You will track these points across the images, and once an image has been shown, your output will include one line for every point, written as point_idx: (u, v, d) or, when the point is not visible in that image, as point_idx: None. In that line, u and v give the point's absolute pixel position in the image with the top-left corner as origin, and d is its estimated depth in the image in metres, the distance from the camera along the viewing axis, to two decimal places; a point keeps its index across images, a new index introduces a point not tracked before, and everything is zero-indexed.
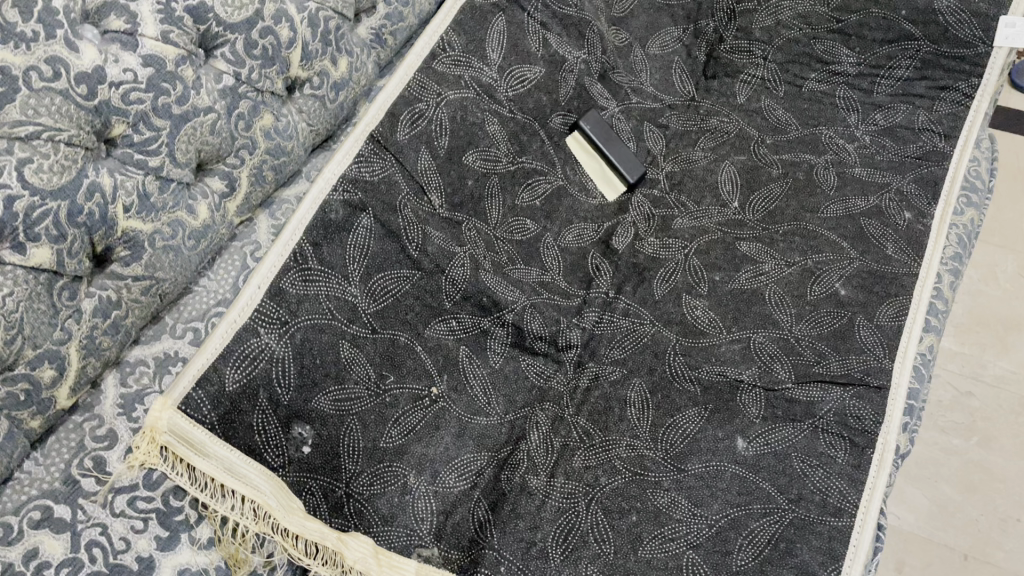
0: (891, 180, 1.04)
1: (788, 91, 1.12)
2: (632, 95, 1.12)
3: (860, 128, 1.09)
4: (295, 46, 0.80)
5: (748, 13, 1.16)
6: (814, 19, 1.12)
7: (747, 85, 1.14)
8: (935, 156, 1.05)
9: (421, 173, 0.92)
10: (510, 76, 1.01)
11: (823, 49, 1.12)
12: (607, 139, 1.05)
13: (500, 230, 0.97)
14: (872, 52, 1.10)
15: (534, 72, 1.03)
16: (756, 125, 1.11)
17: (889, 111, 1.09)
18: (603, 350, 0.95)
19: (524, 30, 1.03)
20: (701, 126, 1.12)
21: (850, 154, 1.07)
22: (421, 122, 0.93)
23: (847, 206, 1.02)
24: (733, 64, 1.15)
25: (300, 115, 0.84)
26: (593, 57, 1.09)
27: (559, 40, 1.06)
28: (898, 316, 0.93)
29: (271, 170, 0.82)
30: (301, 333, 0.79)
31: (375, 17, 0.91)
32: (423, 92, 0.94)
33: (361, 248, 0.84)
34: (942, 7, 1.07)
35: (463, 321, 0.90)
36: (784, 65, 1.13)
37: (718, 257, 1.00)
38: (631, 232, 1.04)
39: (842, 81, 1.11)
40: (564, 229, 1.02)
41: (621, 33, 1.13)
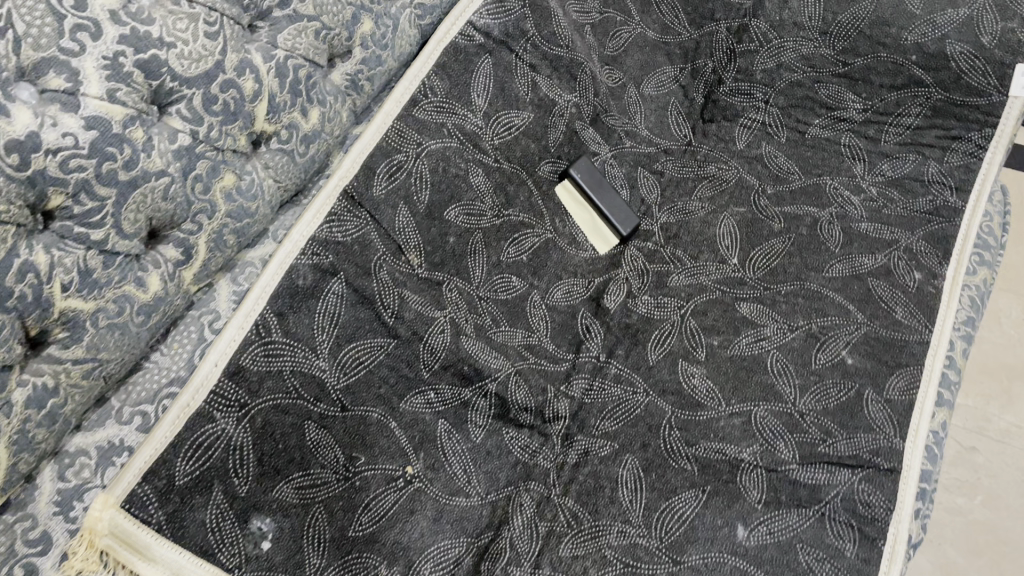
0: (900, 237, 0.98)
1: (791, 137, 1.06)
2: (626, 139, 1.07)
3: (867, 179, 1.03)
4: (260, 98, 0.73)
5: (749, 55, 1.08)
6: (818, 62, 1.05)
7: (747, 129, 1.08)
8: (946, 212, 0.99)
9: (398, 231, 0.85)
10: (496, 123, 0.94)
11: (827, 94, 1.05)
12: (599, 189, 0.99)
13: (484, 289, 0.91)
14: (880, 98, 1.04)
15: (522, 117, 0.97)
16: (757, 173, 1.05)
17: (897, 161, 1.03)
18: (593, 421, 0.88)
19: (513, 72, 0.96)
20: (699, 174, 1.07)
21: (856, 207, 1.01)
22: (399, 174, 0.86)
23: (854, 266, 0.96)
24: (732, 107, 1.09)
25: (266, 172, 0.77)
26: (585, 100, 1.03)
27: (549, 83, 0.99)
28: (909, 389, 0.87)
29: (232, 234, 0.75)
30: (261, 416, 0.72)
31: (351, 62, 0.84)
32: (401, 140, 0.88)
33: (331, 317, 0.77)
34: (955, 52, 1.00)
35: (442, 392, 0.83)
36: (786, 110, 1.07)
37: (716, 319, 0.94)
38: (624, 289, 0.98)
39: (847, 128, 1.05)
40: (552, 285, 0.96)
41: (614, 73, 1.08)
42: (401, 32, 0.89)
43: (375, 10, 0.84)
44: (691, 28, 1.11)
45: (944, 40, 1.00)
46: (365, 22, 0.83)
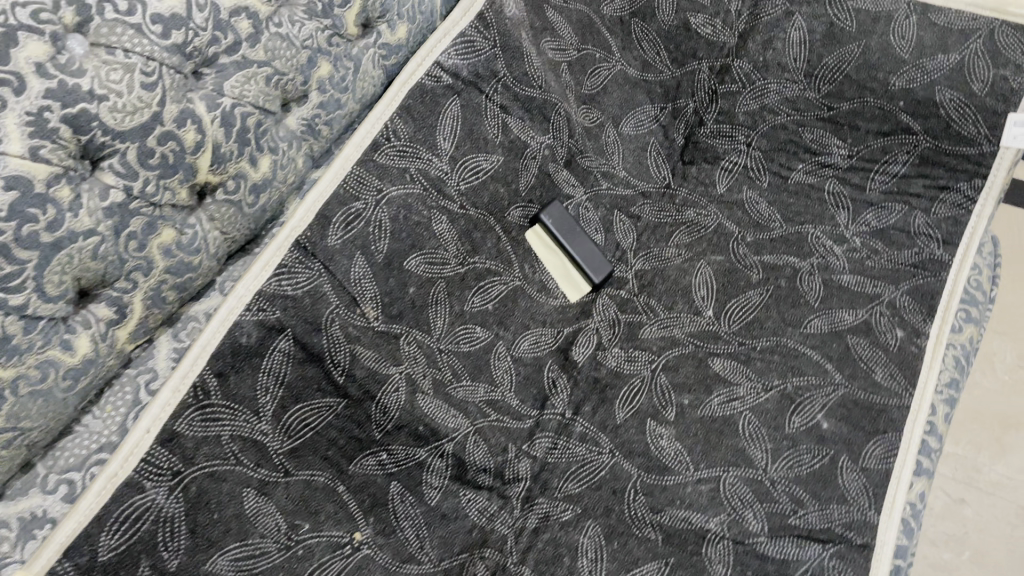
0: (883, 292, 0.94)
1: (773, 182, 1.03)
2: (603, 181, 1.04)
3: (850, 229, 0.99)
4: (202, 149, 0.70)
5: (731, 96, 1.04)
6: (803, 105, 1.02)
7: (728, 173, 1.04)
8: (932, 265, 0.95)
9: (353, 282, 0.81)
10: (463, 167, 0.91)
11: (812, 138, 1.02)
12: (570, 235, 0.96)
13: (445, 342, 0.87)
14: (866, 145, 1.00)
15: (490, 161, 0.93)
16: (737, 220, 1.02)
17: (883, 211, 0.99)
18: (556, 483, 0.85)
19: (482, 114, 0.93)
20: (677, 219, 1.03)
21: (838, 258, 0.97)
22: (357, 223, 0.83)
23: (833, 322, 0.92)
24: (713, 149, 1.05)
25: (210, 223, 0.73)
26: (559, 142, 1.00)
27: (520, 125, 0.96)
28: (887, 458, 0.83)
29: (172, 290, 0.71)
30: (196, 484, 0.69)
31: (307, 107, 0.80)
32: (360, 187, 0.84)
33: (276, 377, 0.74)
34: (944, 99, 0.96)
35: (395, 453, 0.80)
36: (769, 153, 1.03)
37: (688, 376, 0.90)
38: (594, 340, 0.94)
39: (831, 174, 1.01)
40: (518, 336, 0.92)
41: (591, 112, 1.04)
42: (362, 74, 0.85)
43: (332, 53, 0.81)
44: (672, 66, 1.07)
45: (933, 86, 0.96)
46: (322, 66, 0.80)
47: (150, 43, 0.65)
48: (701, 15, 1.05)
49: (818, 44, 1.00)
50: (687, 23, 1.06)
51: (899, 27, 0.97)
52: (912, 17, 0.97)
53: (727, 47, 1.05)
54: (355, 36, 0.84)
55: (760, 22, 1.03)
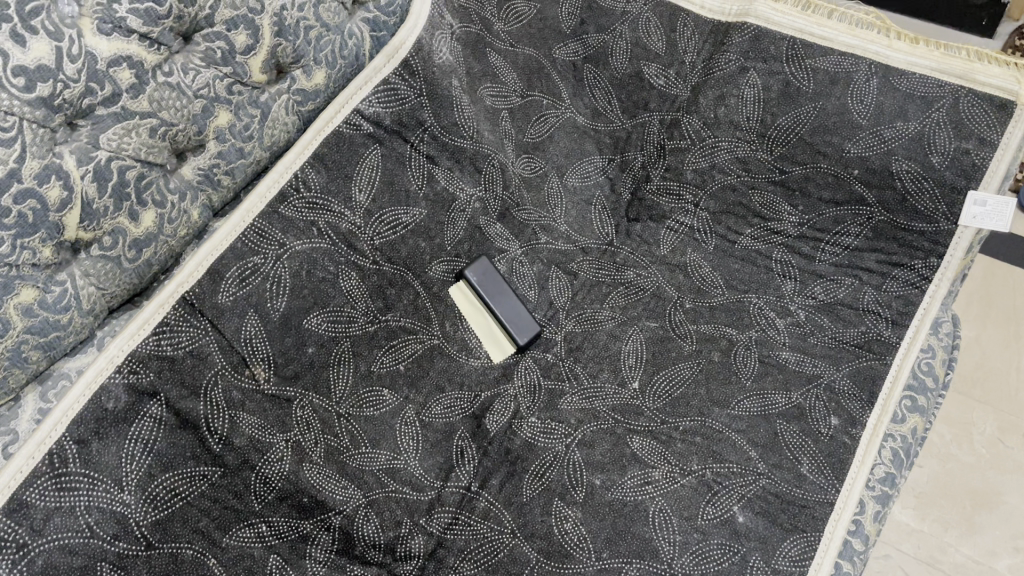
0: (823, 373, 0.88)
1: (719, 245, 0.97)
2: (541, 235, 0.98)
3: (795, 301, 0.93)
4: (70, 207, 0.66)
5: (680, 153, 0.99)
6: (754, 166, 0.96)
7: (673, 232, 0.99)
8: (879, 347, 0.89)
9: (243, 342, 0.77)
10: (379, 221, 0.87)
11: (761, 202, 0.96)
12: (495, 294, 0.92)
13: (344, 405, 0.82)
14: (817, 213, 0.94)
15: (411, 214, 0.89)
16: (678, 283, 0.96)
17: (832, 284, 0.92)
18: (451, 562, 0.80)
19: (406, 164, 0.89)
20: (616, 278, 0.98)
21: (779, 332, 0.91)
22: (253, 278, 0.79)
23: (764, 404, 0.86)
24: (659, 207, 1.00)
25: (85, 280, 0.70)
26: (492, 194, 0.95)
27: (449, 176, 0.92)
28: (801, 559, 0.79)
29: (37, 349, 0.68)
30: (43, 559, 0.65)
31: (204, 156, 0.77)
32: (260, 240, 0.80)
33: (144, 443, 0.70)
34: (900, 170, 0.90)
35: (276, 525, 0.75)
36: (717, 215, 0.98)
37: (603, 454, 0.85)
38: (511, 408, 0.89)
39: (780, 241, 0.95)
40: (430, 399, 0.87)
41: (533, 162, 0.99)
42: (272, 121, 0.82)
43: (233, 101, 0.77)
44: (624, 116, 1.01)
45: (891, 155, 0.90)
46: (220, 115, 0.76)
47: (9, 97, 0.61)
48: (654, 65, 1.00)
49: (771, 103, 0.95)
50: (640, 72, 1.01)
51: (858, 90, 0.91)
52: (873, 80, 0.91)
53: (680, 101, 1.00)
54: (264, 82, 0.80)
55: (712, 77, 0.98)
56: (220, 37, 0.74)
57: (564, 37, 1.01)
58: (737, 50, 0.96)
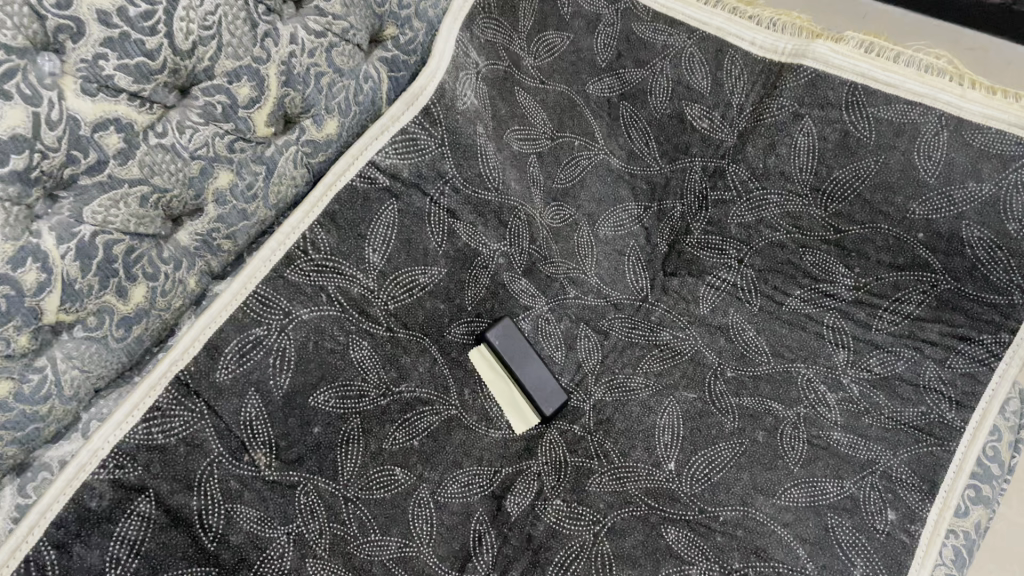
0: (878, 458, 0.81)
1: (765, 307, 0.89)
2: (569, 289, 0.90)
3: (848, 374, 0.85)
4: (50, 289, 0.59)
5: (724, 205, 0.91)
6: (806, 223, 0.88)
7: (715, 290, 0.91)
8: (941, 430, 0.82)
9: (243, 425, 0.70)
10: (394, 283, 0.79)
11: (812, 262, 0.88)
12: (519, 355, 0.84)
13: (353, 488, 0.75)
14: (876, 277, 0.85)
15: (429, 274, 0.81)
16: (718, 348, 0.89)
17: (890, 356, 0.85)
18: None
19: (425, 220, 0.81)
20: (650, 339, 0.90)
21: (830, 409, 0.84)
22: (254, 353, 0.72)
23: (813, 494, 0.79)
24: (699, 262, 0.92)
25: (68, 363, 0.63)
26: (518, 249, 0.87)
27: (471, 231, 0.84)
28: None
29: (15, 444, 0.60)
30: None
31: (203, 221, 0.70)
32: (263, 310, 0.73)
33: (131, 544, 0.64)
34: (972, 237, 0.81)
35: None
36: (764, 273, 0.90)
37: (635, 546, 0.78)
38: (534, 487, 0.82)
39: (833, 305, 0.87)
40: (447, 477, 0.80)
41: (563, 210, 0.91)
42: (278, 177, 0.74)
43: (235, 159, 0.70)
44: (662, 160, 0.93)
45: (961, 220, 0.81)
46: (220, 175, 0.69)
47: None
48: (697, 106, 0.92)
49: (828, 155, 0.86)
50: (682, 113, 0.92)
51: (925, 145, 0.83)
52: (942, 133, 0.82)
53: (726, 146, 0.91)
54: (270, 135, 0.73)
55: (762, 124, 0.89)
56: (221, 91, 0.66)
57: (598, 71, 0.93)
58: (791, 96, 0.87)
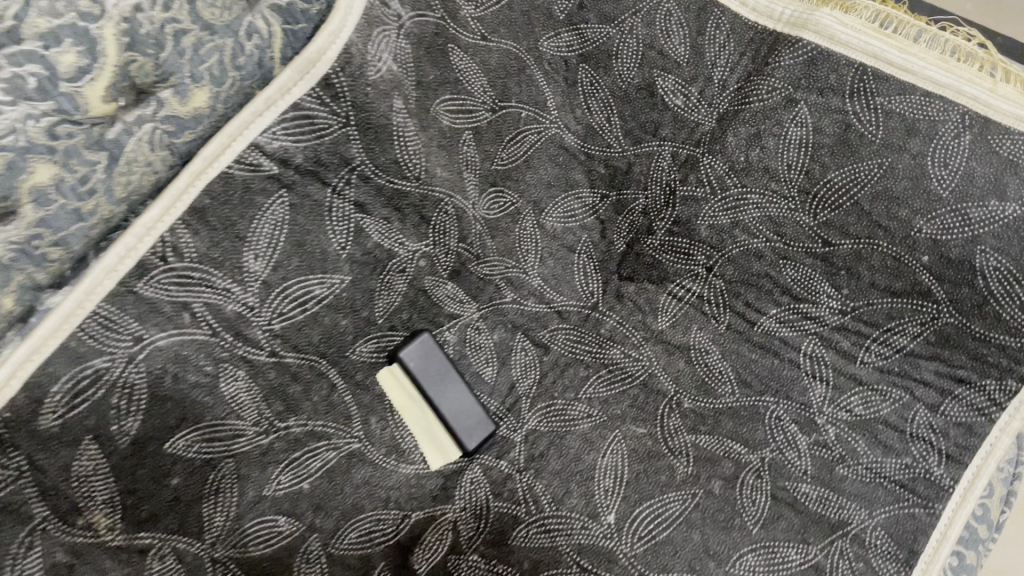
0: (851, 519, 0.70)
1: (733, 325, 0.76)
2: (506, 291, 0.76)
3: (824, 414, 0.73)
4: None
5: (694, 203, 0.75)
6: (790, 231, 0.73)
7: (677, 301, 0.77)
8: (924, 487, 0.70)
9: (76, 482, 0.57)
10: (282, 298, 0.64)
11: (794, 277, 0.74)
12: (437, 378, 0.71)
13: (222, 548, 0.62)
14: (866, 302, 0.72)
15: (327, 285, 0.66)
16: (677, 373, 0.76)
17: (873, 396, 0.73)
18: None
19: (325, 214, 0.66)
20: (598, 358, 0.77)
21: (799, 456, 0.72)
22: (89, 392, 0.57)
23: (772, 561, 0.68)
24: (661, 267, 0.77)
25: None
26: (444, 248, 0.72)
27: (383, 229, 0.68)
28: None
29: None
30: None
31: (17, 226, 0.52)
32: (106, 337, 0.57)
33: None
34: (986, 266, 0.67)
35: None
36: (736, 286, 0.76)
37: None
38: (447, 539, 0.69)
39: (812, 330, 0.74)
40: (344, 525, 0.66)
41: (501, 198, 0.75)
42: (127, 165, 0.57)
43: (58, 147, 0.53)
44: (626, 141, 0.76)
45: (976, 244, 0.67)
46: (37, 169, 0.52)
47: None
48: (672, 77, 0.73)
49: (823, 153, 0.70)
50: (652, 84, 0.73)
51: (942, 149, 0.67)
52: (964, 137, 0.67)
53: (703, 131, 0.74)
54: (113, 112, 0.55)
55: (747, 108, 0.72)
56: (33, 59, 0.50)
57: (555, 24, 0.73)
58: (785, 76, 0.70)
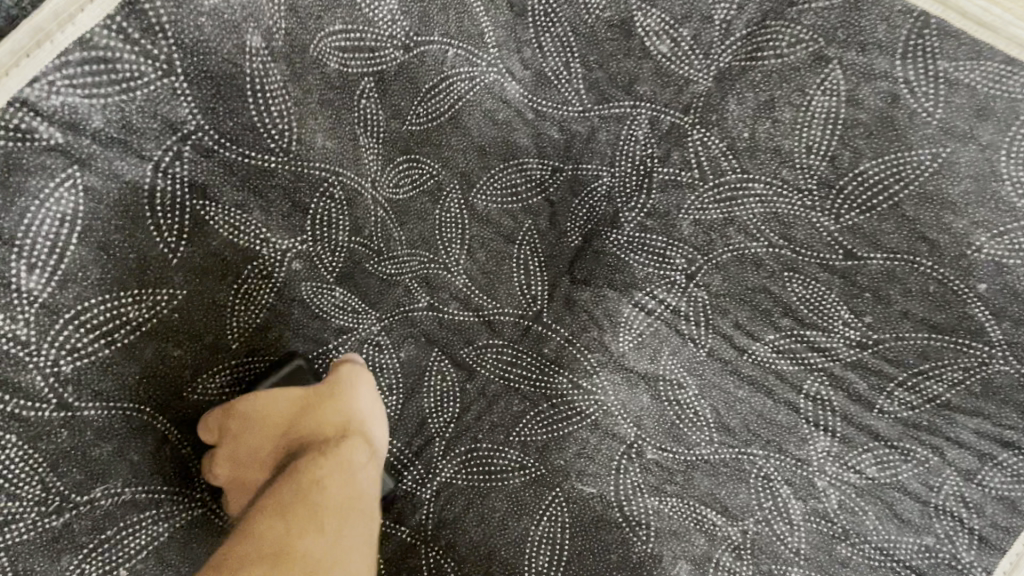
0: None
1: (716, 351, 0.58)
2: (420, 295, 0.57)
3: (825, 474, 0.56)
4: None
5: (676, 190, 0.56)
6: (802, 235, 0.54)
7: (647, 316, 0.58)
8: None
9: None
10: (74, 326, 0.44)
11: (800, 295, 0.56)
12: None
13: None
14: (896, 334, 0.54)
15: (145, 304, 0.46)
16: (641, 412, 0.58)
17: (891, 456, 0.55)
18: None
19: (144, 204, 0.45)
20: (537, 387, 0.58)
21: (792, 531, 0.55)
22: None
23: None
24: (627, 270, 0.58)
25: None
26: (330, 245, 0.53)
27: (238, 220, 0.48)
28: None
29: None
30: None
31: None
32: None
33: None
34: None
35: None
36: (723, 301, 0.57)
37: None
38: None
39: (820, 364, 0.56)
40: None
41: (416, 169, 0.54)
42: None
43: None
44: (591, 98, 0.55)
45: None
46: None
47: None
48: (658, 13, 0.51)
49: (857, 134, 0.51)
50: (630, 23, 0.51)
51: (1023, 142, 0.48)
52: None
53: (696, 93, 0.54)
54: None
55: (758, 67, 0.52)
56: None
57: None
58: (813, 23, 0.50)
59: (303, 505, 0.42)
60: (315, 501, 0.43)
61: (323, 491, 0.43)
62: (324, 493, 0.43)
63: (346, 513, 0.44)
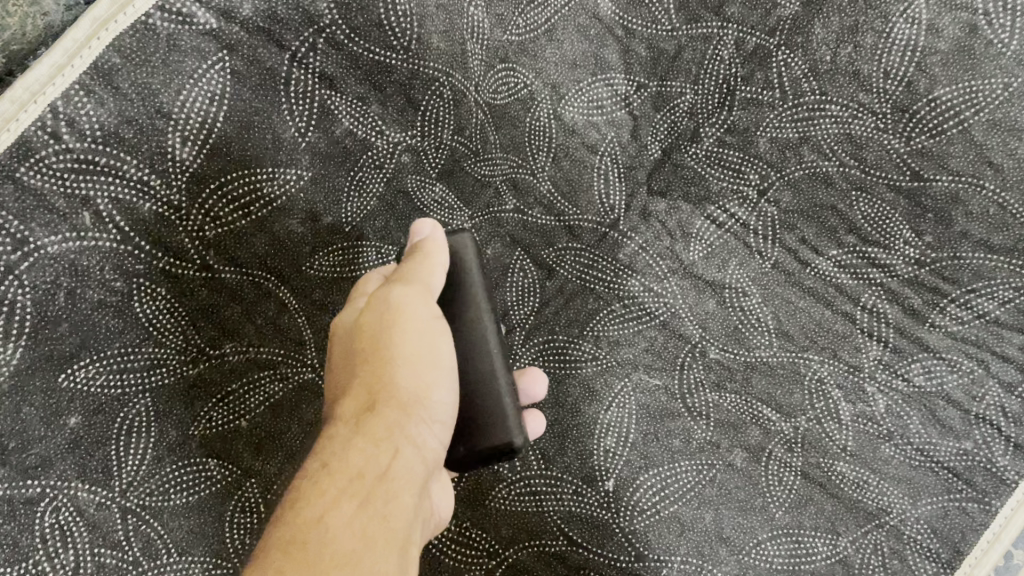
0: (890, 507, 0.59)
1: (781, 264, 0.61)
2: (508, 198, 0.60)
3: (875, 380, 0.61)
4: None
5: (757, 108, 0.59)
6: (873, 156, 0.58)
7: (719, 229, 0.62)
8: (984, 480, 0.59)
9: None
10: (218, 197, 0.51)
11: (866, 214, 0.59)
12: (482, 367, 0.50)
13: (134, 497, 0.51)
14: (953, 254, 0.58)
15: (279, 182, 0.53)
16: (707, 317, 0.62)
17: (937, 367, 0.60)
18: None
19: (280, 88, 0.52)
20: (612, 289, 0.62)
21: (840, 430, 0.60)
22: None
23: (795, 553, 0.59)
24: (702, 184, 0.62)
25: None
26: (434, 141, 0.57)
27: (357, 112, 0.54)
28: None
29: None
30: None
31: None
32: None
33: None
34: None
35: None
36: (793, 217, 0.61)
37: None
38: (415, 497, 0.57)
39: (879, 280, 0.60)
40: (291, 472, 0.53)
41: (512, 78, 0.58)
42: None
43: None
44: (680, 17, 0.58)
45: None
46: None
47: None
48: None
49: (934, 62, 0.56)
50: None
51: None
52: None
53: (783, 16, 0.57)
54: None
55: None
56: None
57: None
58: None
59: (293, 544, 0.35)
60: (309, 535, 0.35)
61: (320, 518, 0.36)
62: (320, 518, 0.36)
63: (375, 511, 0.37)
